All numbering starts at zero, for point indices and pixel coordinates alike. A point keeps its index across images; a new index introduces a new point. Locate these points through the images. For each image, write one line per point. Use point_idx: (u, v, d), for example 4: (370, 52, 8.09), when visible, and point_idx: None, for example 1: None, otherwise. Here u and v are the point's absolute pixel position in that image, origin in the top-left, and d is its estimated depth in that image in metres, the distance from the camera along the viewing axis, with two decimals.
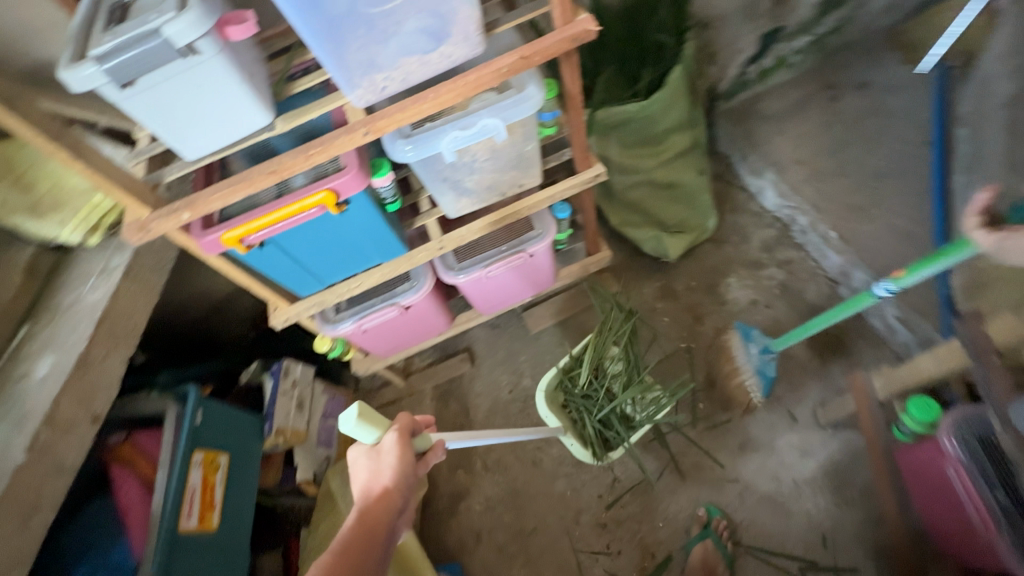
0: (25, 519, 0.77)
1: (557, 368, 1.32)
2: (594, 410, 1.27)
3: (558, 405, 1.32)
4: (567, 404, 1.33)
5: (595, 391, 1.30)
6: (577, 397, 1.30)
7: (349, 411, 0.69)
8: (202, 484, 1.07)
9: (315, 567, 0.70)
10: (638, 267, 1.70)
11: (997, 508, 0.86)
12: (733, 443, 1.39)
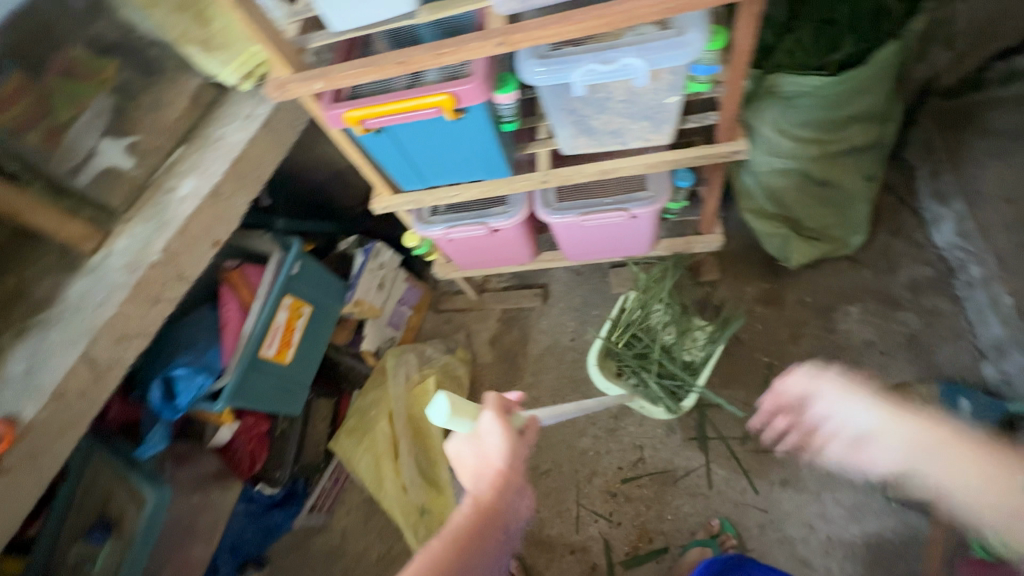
0: (150, 304, 0.93)
1: (603, 339, 1.32)
2: (650, 365, 1.28)
3: (612, 372, 1.32)
4: (621, 371, 1.34)
5: (646, 349, 1.31)
6: (629, 360, 1.31)
7: (439, 399, 0.70)
8: (285, 325, 1.22)
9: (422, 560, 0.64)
10: (747, 262, 1.54)
11: None
12: (776, 475, 1.29)
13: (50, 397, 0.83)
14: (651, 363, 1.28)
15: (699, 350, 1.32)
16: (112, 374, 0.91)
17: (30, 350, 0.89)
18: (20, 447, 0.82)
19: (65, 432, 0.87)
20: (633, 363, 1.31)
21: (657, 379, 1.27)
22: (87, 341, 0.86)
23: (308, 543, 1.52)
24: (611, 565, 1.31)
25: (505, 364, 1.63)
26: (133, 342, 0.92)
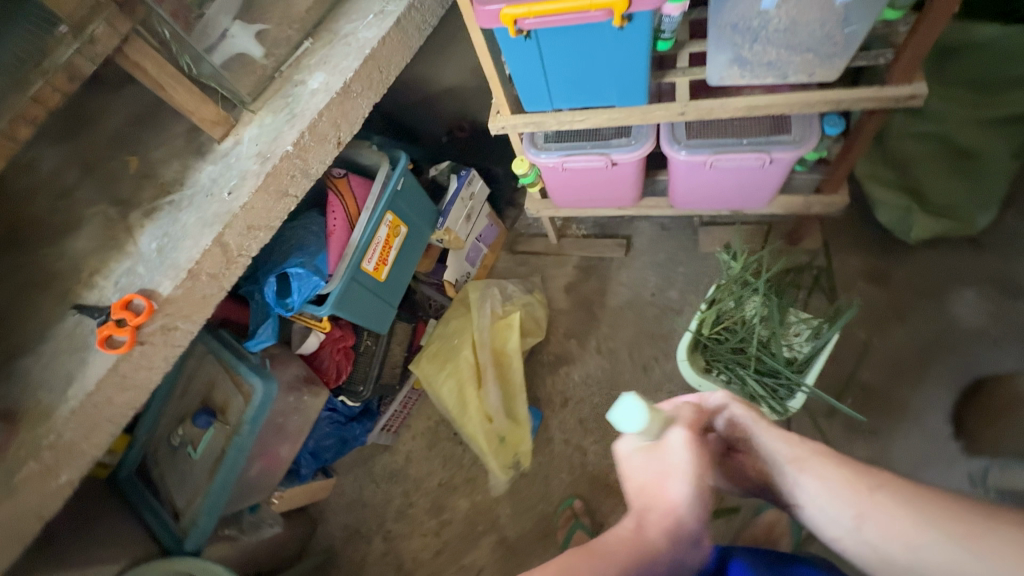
0: (278, 197, 0.92)
1: (691, 332, 1.28)
2: (746, 361, 1.20)
3: (701, 368, 1.26)
4: (711, 366, 1.27)
5: (738, 344, 1.24)
6: (721, 354, 1.24)
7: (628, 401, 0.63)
8: (385, 241, 1.21)
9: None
10: (854, 234, 1.45)
11: None
12: (864, 452, 1.25)
13: (187, 274, 0.84)
14: (748, 359, 1.20)
15: (804, 345, 1.21)
16: (239, 262, 0.91)
17: (163, 229, 0.90)
18: (158, 319, 0.83)
19: (192, 312, 0.88)
20: (727, 360, 1.24)
21: (755, 376, 1.19)
22: (222, 223, 0.86)
23: (372, 462, 1.55)
24: None
25: (582, 314, 1.59)
26: (260, 232, 0.92)
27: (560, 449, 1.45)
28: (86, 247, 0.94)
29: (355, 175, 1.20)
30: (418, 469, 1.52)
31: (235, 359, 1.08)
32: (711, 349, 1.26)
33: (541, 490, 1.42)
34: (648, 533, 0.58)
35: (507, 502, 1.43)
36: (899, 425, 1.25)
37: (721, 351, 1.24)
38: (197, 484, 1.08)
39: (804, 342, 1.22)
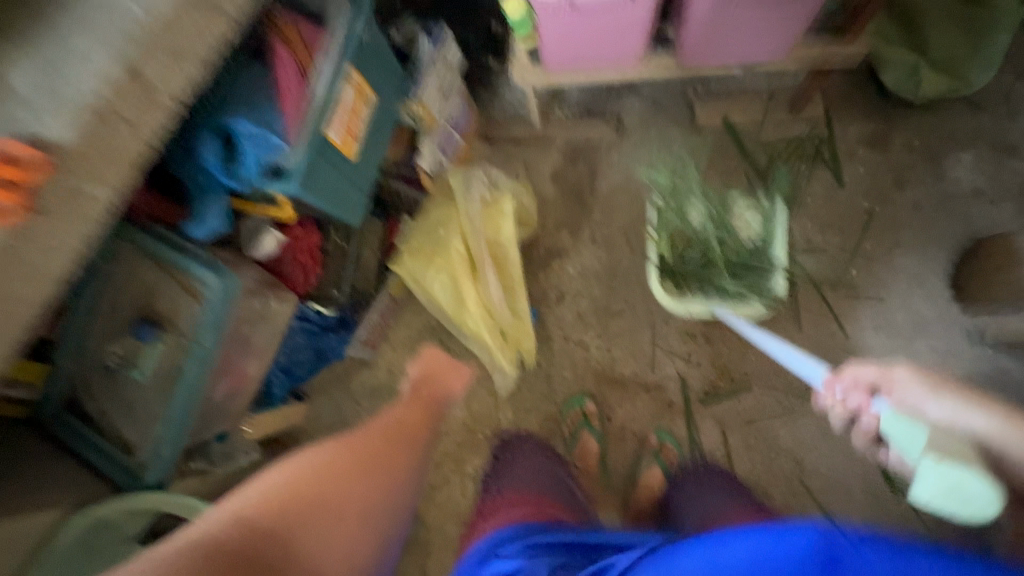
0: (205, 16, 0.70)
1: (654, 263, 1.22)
2: (717, 269, 1.17)
3: (679, 294, 1.21)
4: (684, 287, 1.23)
5: (700, 254, 1.20)
6: (691, 271, 1.21)
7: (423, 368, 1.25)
8: (351, 106, 0.97)
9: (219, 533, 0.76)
10: (856, 98, 1.37)
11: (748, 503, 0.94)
12: (865, 318, 1.25)
13: (91, 113, 0.64)
14: (718, 265, 1.17)
15: (752, 225, 1.21)
16: (163, 105, 0.70)
17: (38, 51, 0.65)
18: (60, 176, 0.64)
19: None
20: (701, 274, 1.21)
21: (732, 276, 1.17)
22: (130, 44, 0.64)
23: (354, 380, 1.41)
24: (687, 400, 1.28)
25: (572, 205, 1.45)
26: (186, 64, 0.71)
27: (560, 346, 1.36)
28: None
29: (301, 17, 0.93)
30: (405, 383, 1.40)
31: (176, 253, 0.85)
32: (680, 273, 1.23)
33: (544, 389, 1.35)
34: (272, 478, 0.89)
35: (508, 405, 1.35)
36: (897, 288, 1.26)
37: (694, 270, 1.20)
38: (151, 411, 0.89)
39: (753, 225, 1.22)
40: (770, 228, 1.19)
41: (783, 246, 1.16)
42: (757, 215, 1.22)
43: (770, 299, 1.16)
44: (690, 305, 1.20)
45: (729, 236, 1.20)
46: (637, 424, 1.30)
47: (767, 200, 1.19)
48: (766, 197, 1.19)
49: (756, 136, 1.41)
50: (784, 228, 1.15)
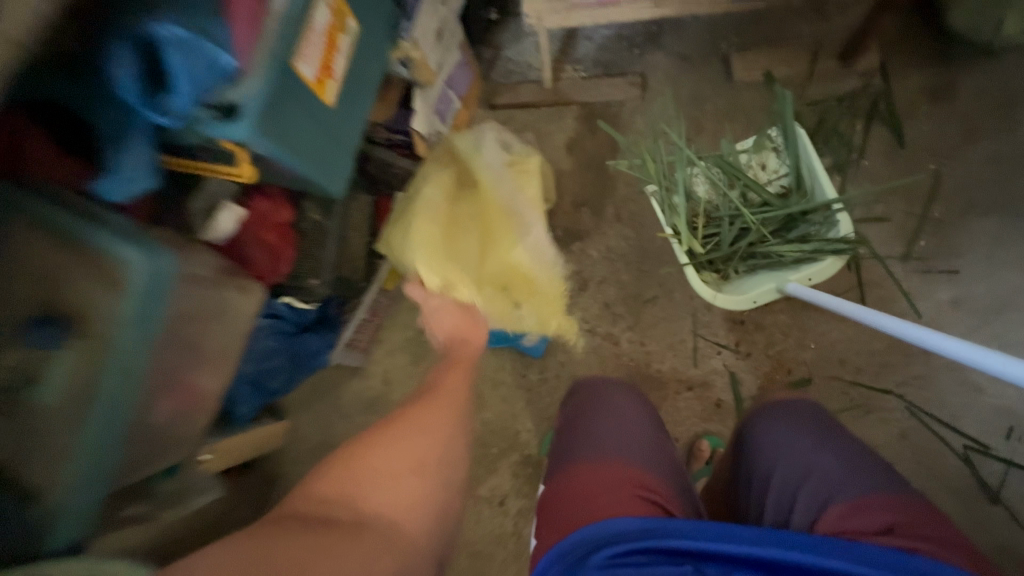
0: None
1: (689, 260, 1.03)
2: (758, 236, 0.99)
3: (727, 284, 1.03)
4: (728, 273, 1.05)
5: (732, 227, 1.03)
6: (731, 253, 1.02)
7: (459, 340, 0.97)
8: (324, 35, 0.75)
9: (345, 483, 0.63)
10: (915, 46, 1.19)
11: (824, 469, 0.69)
12: (942, 297, 1.07)
13: None
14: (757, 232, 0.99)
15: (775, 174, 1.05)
16: None
17: None
18: None
19: None
20: (743, 252, 1.03)
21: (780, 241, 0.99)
22: None
23: (338, 391, 1.17)
24: (740, 401, 1.08)
25: (591, 177, 1.24)
26: None
27: (585, 342, 1.15)
28: None
29: None
30: (402, 392, 1.17)
31: (74, 218, 0.60)
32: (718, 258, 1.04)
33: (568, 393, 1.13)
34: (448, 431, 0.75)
35: (526, 414, 1.13)
36: (977, 260, 1.08)
37: (734, 249, 1.02)
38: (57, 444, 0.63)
39: (777, 172, 1.07)
40: (795, 162, 1.02)
41: (825, 173, 0.98)
42: (775, 157, 1.07)
43: (843, 243, 0.95)
44: (749, 291, 0.98)
45: (754, 194, 1.04)
46: (683, 431, 1.09)
47: (770, 136, 1.07)
48: (773, 133, 1.06)
49: (801, 92, 1.22)
50: (813, 153, 0.99)
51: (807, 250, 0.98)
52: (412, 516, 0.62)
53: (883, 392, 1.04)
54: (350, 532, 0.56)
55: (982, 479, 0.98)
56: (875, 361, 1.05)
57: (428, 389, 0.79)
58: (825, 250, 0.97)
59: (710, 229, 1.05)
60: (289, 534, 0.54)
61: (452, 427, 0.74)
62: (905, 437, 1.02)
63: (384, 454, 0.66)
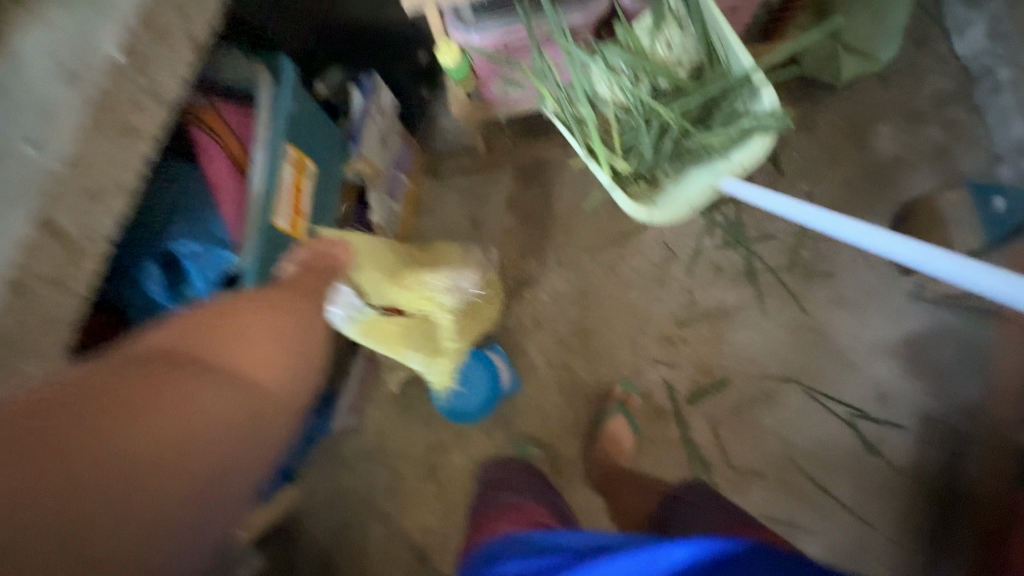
0: (123, 140, 0.59)
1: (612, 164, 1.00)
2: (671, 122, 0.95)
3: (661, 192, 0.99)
4: (659, 172, 1.03)
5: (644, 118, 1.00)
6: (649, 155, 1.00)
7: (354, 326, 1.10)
8: (293, 183, 0.90)
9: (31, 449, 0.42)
10: (781, 86, 1.42)
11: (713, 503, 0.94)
12: (823, 296, 1.33)
13: (8, 289, 0.52)
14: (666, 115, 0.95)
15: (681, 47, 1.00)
16: (92, 253, 0.59)
17: None
18: None
19: (45, 344, 0.56)
20: (671, 150, 1.01)
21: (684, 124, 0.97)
22: (41, 196, 0.53)
23: (342, 448, 1.35)
24: (677, 405, 1.31)
25: (531, 231, 1.43)
26: (112, 200, 0.60)
27: (546, 375, 1.36)
28: None
29: (223, 98, 0.84)
30: (397, 441, 1.35)
31: None
32: (644, 164, 1.02)
33: (538, 420, 1.35)
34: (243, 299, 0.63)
35: (506, 442, 1.34)
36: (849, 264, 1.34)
37: (658, 151, 1.00)
38: None
39: (688, 49, 1.00)
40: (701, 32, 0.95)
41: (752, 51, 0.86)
42: (681, 32, 0.98)
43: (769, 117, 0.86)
44: (684, 195, 0.92)
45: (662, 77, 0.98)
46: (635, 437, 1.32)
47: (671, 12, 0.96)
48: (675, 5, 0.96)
49: None
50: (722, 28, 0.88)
51: (736, 132, 0.93)
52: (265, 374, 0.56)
53: (786, 380, 1.29)
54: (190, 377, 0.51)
55: (864, 439, 1.25)
56: (776, 356, 1.31)
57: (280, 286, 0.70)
58: (755, 126, 0.90)
59: (628, 139, 1.02)
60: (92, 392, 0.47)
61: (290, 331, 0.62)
62: (805, 414, 1.28)
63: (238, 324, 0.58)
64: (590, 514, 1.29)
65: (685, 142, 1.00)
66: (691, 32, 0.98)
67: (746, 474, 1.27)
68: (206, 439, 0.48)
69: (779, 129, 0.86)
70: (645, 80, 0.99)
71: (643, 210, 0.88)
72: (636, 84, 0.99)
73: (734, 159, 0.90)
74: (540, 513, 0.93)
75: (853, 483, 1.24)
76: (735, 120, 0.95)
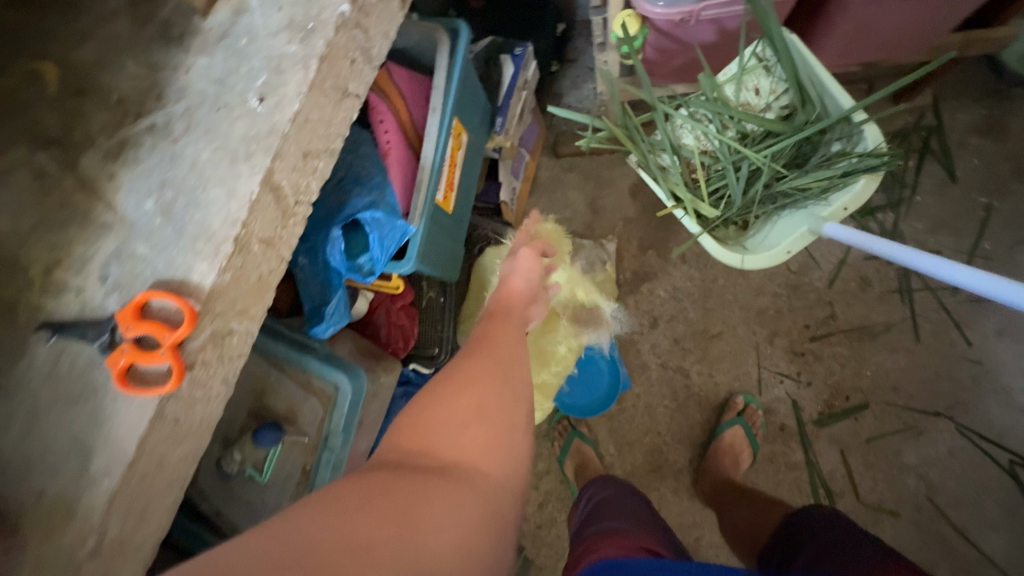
0: (336, 101, 0.56)
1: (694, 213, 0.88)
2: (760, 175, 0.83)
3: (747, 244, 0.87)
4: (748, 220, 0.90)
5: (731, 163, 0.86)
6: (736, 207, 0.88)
7: None
8: (451, 157, 0.86)
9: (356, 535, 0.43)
10: (963, 83, 1.24)
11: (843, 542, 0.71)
12: (992, 325, 1.18)
13: (233, 247, 0.51)
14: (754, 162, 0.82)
15: (767, 88, 0.87)
16: (297, 216, 0.56)
17: (158, 178, 0.53)
18: (206, 325, 0.51)
19: (252, 305, 0.55)
20: (762, 196, 0.87)
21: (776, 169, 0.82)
22: (266, 155, 0.52)
23: None
24: (803, 425, 1.21)
25: (655, 221, 1.32)
26: (320, 162, 0.57)
27: (658, 375, 1.27)
28: (10, 232, 0.52)
29: (394, 62, 0.81)
30: None
31: (288, 347, 0.79)
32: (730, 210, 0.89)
33: (645, 422, 1.26)
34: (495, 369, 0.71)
35: (609, 440, 1.27)
36: None
37: (749, 198, 0.87)
38: None
39: (775, 92, 0.87)
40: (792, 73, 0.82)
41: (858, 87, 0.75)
42: (767, 75, 0.87)
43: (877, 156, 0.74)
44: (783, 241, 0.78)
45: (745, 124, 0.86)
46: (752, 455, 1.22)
47: (753, 56, 0.85)
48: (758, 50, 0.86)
49: None
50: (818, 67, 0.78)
51: (836, 176, 0.79)
52: (485, 466, 0.56)
53: (935, 415, 1.17)
54: (440, 480, 0.51)
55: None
56: (925, 387, 1.18)
57: (467, 350, 0.72)
58: (857, 167, 0.77)
59: (715, 186, 0.89)
60: (378, 479, 0.50)
61: (504, 383, 0.66)
62: (955, 454, 1.15)
63: (460, 402, 0.60)
64: (696, 527, 1.22)
65: (776, 188, 0.86)
66: (778, 75, 0.86)
67: (877, 509, 1.16)
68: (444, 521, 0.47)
69: (885, 170, 0.75)
70: (728, 128, 0.88)
71: (736, 256, 0.79)
72: (720, 129, 0.87)
73: (835, 202, 0.77)
74: (646, 540, 0.80)
75: (1004, 538, 1.11)
76: (835, 163, 0.82)
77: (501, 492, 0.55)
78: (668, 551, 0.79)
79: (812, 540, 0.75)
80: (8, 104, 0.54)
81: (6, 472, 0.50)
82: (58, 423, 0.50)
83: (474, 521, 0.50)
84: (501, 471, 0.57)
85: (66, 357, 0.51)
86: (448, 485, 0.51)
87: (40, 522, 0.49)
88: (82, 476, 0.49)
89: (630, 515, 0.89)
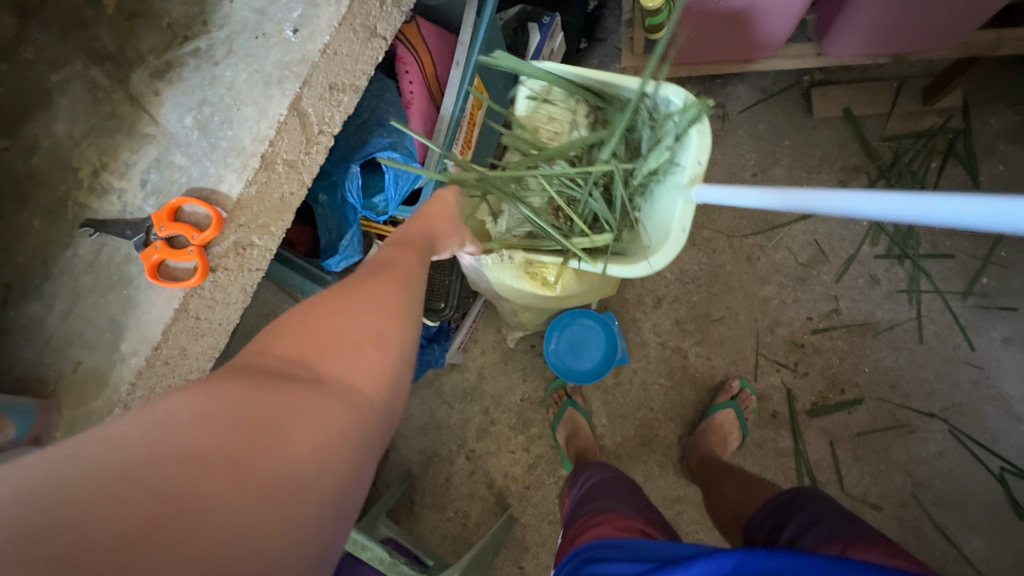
0: (364, 39, 0.61)
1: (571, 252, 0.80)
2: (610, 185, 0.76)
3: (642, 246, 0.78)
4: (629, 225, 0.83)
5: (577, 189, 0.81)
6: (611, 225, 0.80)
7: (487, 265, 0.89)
8: (471, 114, 0.89)
9: (173, 447, 0.33)
10: (999, 85, 1.21)
11: (847, 525, 0.69)
12: (998, 333, 1.18)
13: (259, 163, 0.56)
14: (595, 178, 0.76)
15: (559, 115, 0.84)
16: (320, 144, 0.61)
17: (198, 96, 0.58)
18: (230, 232, 0.57)
19: (273, 224, 0.60)
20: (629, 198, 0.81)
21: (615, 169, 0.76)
22: (297, 81, 0.57)
23: (442, 382, 1.35)
24: (794, 414, 1.23)
25: None
26: (344, 97, 0.62)
27: (656, 354, 1.29)
28: (64, 137, 0.58)
29: (423, 16, 0.84)
30: (495, 385, 1.34)
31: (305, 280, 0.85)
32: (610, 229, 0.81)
33: (639, 397, 1.29)
34: (407, 271, 0.57)
35: (602, 412, 1.30)
36: None
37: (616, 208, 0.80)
38: None
39: (569, 108, 0.84)
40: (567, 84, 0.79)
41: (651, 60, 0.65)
42: (553, 103, 0.84)
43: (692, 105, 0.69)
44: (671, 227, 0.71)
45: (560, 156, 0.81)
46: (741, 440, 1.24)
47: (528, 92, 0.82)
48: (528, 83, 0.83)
49: (879, 129, 1.25)
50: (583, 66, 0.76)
51: (670, 140, 0.74)
52: (373, 381, 0.45)
53: (929, 416, 1.18)
54: (311, 393, 0.40)
55: (1013, 498, 1.13)
56: (922, 388, 1.19)
57: (370, 266, 0.58)
58: (684, 123, 0.71)
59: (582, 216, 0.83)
60: (237, 383, 0.39)
61: (409, 306, 0.54)
62: (944, 455, 1.17)
63: (351, 316, 0.47)
64: (678, 502, 1.26)
65: (633, 181, 0.80)
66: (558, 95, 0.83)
67: (860, 501, 1.18)
68: (318, 447, 0.38)
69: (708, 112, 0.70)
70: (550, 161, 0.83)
71: (642, 263, 0.72)
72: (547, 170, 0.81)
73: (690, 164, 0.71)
74: (643, 518, 0.75)
75: (984, 542, 1.13)
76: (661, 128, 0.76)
77: (384, 412, 0.45)
78: (661, 532, 0.73)
79: (800, 511, 0.76)
80: (69, 22, 0.59)
81: (47, 343, 0.57)
82: (97, 307, 0.57)
83: (346, 450, 0.39)
84: (392, 392, 0.46)
85: (106, 251, 0.57)
86: (318, 395, 0.40)
87: (75, 389, 0.57)
88: (113, 354, 0.56)
89: (622, 495, 0.83)
